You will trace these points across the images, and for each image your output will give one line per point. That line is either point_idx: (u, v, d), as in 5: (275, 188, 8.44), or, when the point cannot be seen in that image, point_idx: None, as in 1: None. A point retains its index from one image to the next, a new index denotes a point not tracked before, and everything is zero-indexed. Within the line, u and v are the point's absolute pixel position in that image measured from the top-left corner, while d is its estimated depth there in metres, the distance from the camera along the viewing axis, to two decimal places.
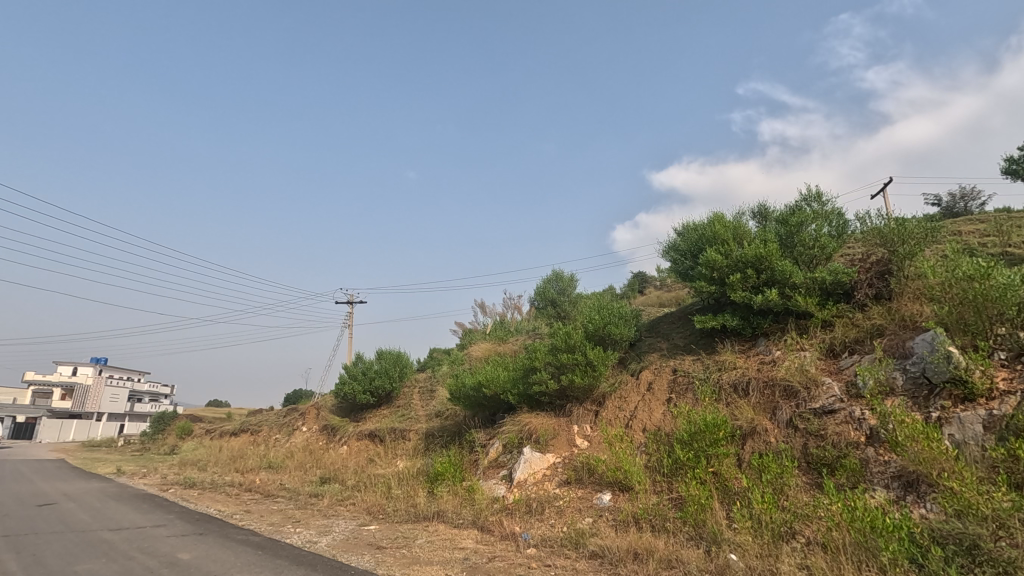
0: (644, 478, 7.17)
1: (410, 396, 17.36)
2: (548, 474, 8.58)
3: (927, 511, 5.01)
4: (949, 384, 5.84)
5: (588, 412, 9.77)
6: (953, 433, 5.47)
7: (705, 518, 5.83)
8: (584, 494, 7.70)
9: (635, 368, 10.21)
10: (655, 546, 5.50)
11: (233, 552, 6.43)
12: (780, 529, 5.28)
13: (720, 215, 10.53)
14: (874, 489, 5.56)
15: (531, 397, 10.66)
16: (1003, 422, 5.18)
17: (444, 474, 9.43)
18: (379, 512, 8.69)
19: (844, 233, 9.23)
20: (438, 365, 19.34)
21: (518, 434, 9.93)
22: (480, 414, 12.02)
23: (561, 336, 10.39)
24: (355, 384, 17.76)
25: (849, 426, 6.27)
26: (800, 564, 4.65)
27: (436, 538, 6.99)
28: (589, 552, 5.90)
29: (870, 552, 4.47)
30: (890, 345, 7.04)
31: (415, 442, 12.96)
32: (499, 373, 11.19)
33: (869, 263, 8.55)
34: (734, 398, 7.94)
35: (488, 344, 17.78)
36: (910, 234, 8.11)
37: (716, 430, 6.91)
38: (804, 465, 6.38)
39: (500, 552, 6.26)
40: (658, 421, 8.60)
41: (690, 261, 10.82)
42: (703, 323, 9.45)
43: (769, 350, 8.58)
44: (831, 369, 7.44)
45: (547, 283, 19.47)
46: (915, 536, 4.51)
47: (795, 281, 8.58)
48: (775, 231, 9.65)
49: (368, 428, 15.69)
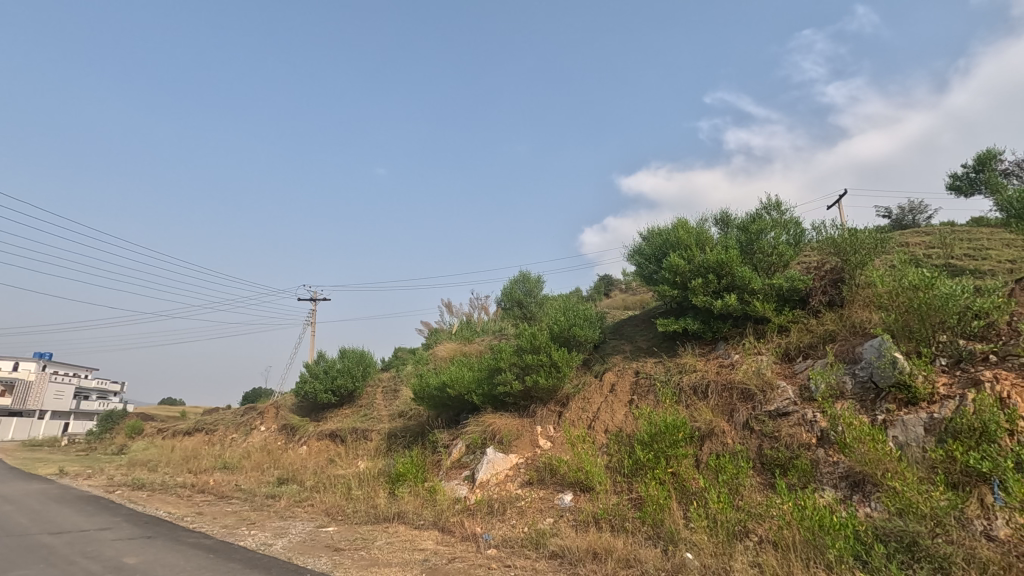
0: (604, 478, 7.26)
1: (374, 395, 17.12)
2: (510, 475, 8.59)
3: (871, 509, 5.24)
4: (895, 388, 6.11)
5: (551, 413, 9.85)
6: (897, 435, 5.74)
7: (663, 518, 5.94)
8: (545, 495, 7.74)
9: (599, 370, 10.35)
10: (614, 545, 5.58)
11: (183, 556, 6.20)
12: (734, 528, 5.42)
13: (684, 221, 10.78)
14: (824, 489, 5.77)
15: (496, 398, 10.64)
16: (942, 425, 5.44)
17: (406, 474, 9.26)
18: (339, 513, 8.54)
19: (800, 241, 9.58)
20: (402, 365, 19.11)
21: (481, 434, 9.90)
22: (443, 414, 11.95)
23: (527, 337, 10.39)
24: (316, 383, 17.40)
25: (802, 428, 6.49)
26: (752, 561, 4.79)
27: (396, 539, 6.91)
28: (549, 552, 5.93)
29: (818, 550, 4.62)
30: (841, 351, 7.34)
31: (378, 442, 12.77)
32: (464, 374, 11.14)
33: (823, 272, 8.89)
34: (693, 400, 8.14)
35: (454, 344, 17.73)
36: (862, 244, 8.46)
37: (676, 431, 7.05)
38: (758, 465, 6.57)
39: (460, 552, 6.24)
40: (620, 422, 8.73)
41: (654, 265, 11.03)
42: (665, 326, 9.64)
43: (728, 353, 8.82)
44: (786, 373, 7.69)
45: (514, 284, 19.42)
46: (860, 533, 4.70)
47: (754, 287, 8.83)
48: (736, 238, 9.93)
49: (329, 428, 15.39)
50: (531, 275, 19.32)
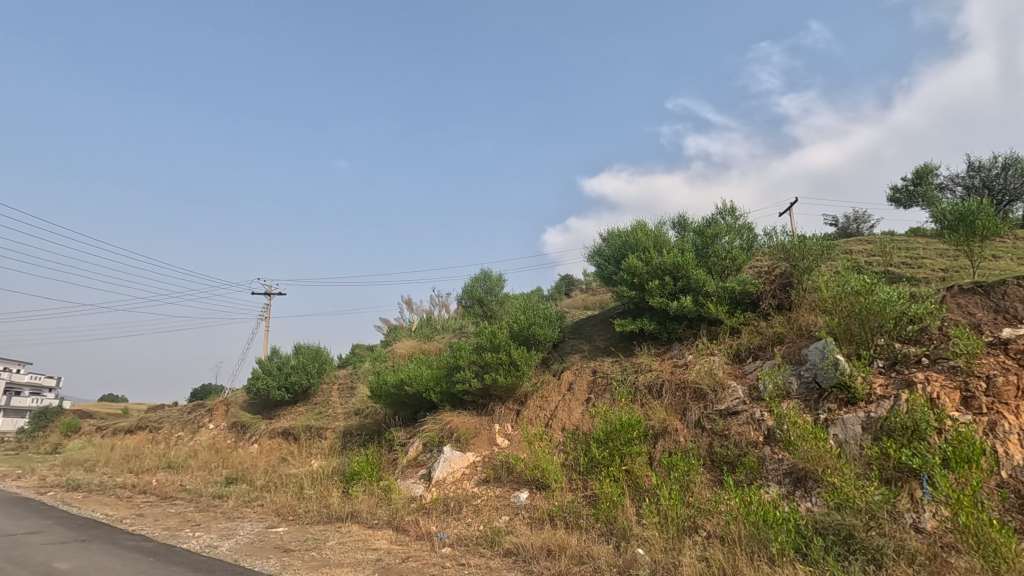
0: (560, 476, 7.33)
1: (329, 393, 16.77)
2: (467, 473, 8.56)
3: (812, 504, 5.48)
4: (836, 388, 6.40)
5: (509, 411, 9.87)
6: (837, 433, 6.00)
7: (616, 514, 6.04)
8: (501, 493, 7.76)
9: (557, 368, 10.44)
10: (567, 543, 5.63)
11: (120, 560, 5.91)
12: (684, 524, 5.57)
13: (643, 223, 11.02)
14: (769, 485, 6.00)
15: (454, 396, 10.58)
16: (878, 423, 5.74)
17: (361, 473, 9.08)
18: (290, 513, 8.32)
19: (752, 246, 9.92)
20: (360, 362, 18.76)
21: (439, 433, 9.82)
22: (401, 412, 11.80)
23: (487, 335, 10.37)
24: (269, 380, 16.90)
25: (750, 427, 6.73)
26: (700, 555, 4.93)
27: (349, 539, 6.79)
28: (504, 550, 5.95)
29: (761, 544, 4.80)
30: (788, 352, 7.64)
31: (332, 440, 12.50)
32: (422, 371, 11.03)
33: (773, 276, 9.22)
34: (648, 399, 8.31)
35: (413, 341, 17.55)
36: (810, 251, 8.87)
37: (630, 430, 7.19)
38: (708, 463, 6.76)
39: (414, 552, 6.19)
40: (577, 421, 8.84)
41: (613, 266, 11.21)
42: (623, 326, 9.80)
43: (682, 354, 9.05)
44: (736, 373, 7.95)
45: (475, 282, 19.33)
46: (800, 527, 4.89)
47: (708, 289, 9.10)
48: (692, 241, 10.20)
49: (282, 426, 14.96)
50: (492, 273, 19.27)
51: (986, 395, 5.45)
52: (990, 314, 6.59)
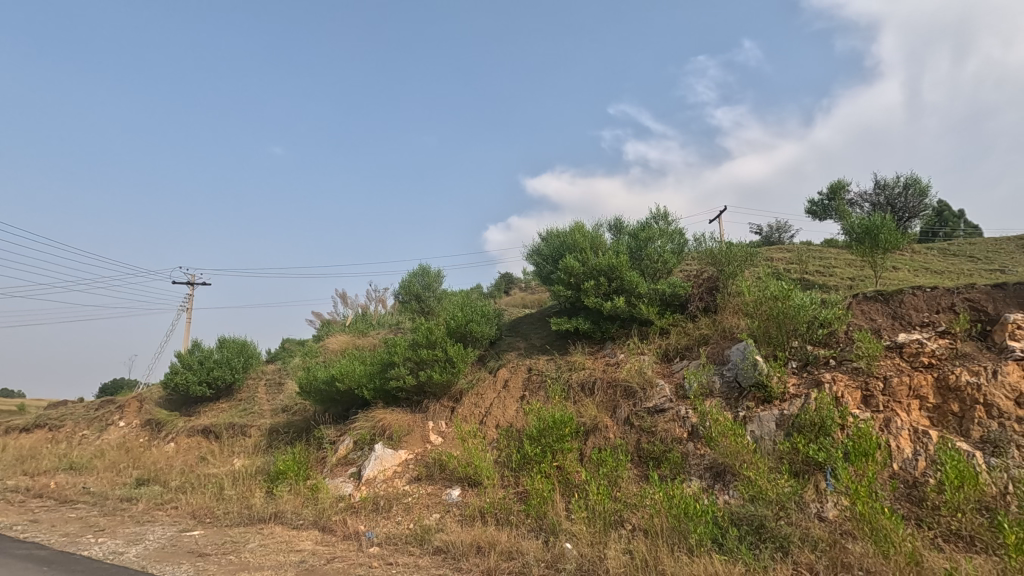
0: (492, 473, 7.35)
1: (255, 389, 16.04)
2: (399, 471, 8.42)
3: (729, 496, 5.79)
4: (755, 387, 6.78)
5: (444, 409, 9.80)
6: (754, 429, 6.36)
7: (546, 510, 6.13)
8: (433, 490, 7.68)
9: (493, 366, 10.47)
10: (497, 539, 5.66)
11: (6, 572, 5.37)
12: (611, 518, 5.73)
13: (581, 225, 11.24)
14: (691, 479, 6.27)
15: (388, 393, 10.37)
16: (790, 420, 6.13)
17: (287, 472, 8.71)
18: (207, 516, 7.87)
19: (682, 251, 10.36)
20: (289, 357, 18.01)
21: (371, 430, 9.60)
22: (331, 409, 11.43)
23: (423, 332, 10.21)
24: (189, 374, 15.82)
25: (675, 424, 7.01)
26: (625, 548, 5.08)
27: (271, 541, 6.50)
28: (433, 547, 5.89)
29: (681, 535, 5.01)
30: (712, 353, 8.04)
31: (257, 438, 11.93)
32: (355, 368, 10.74)
33: (701, 279, 9.66)
34: (581, 396, 8.49)
35: (346, 337, 17.07)
36: (735, 257, 9.40)
37: (563, 426, 7.32)
38: (636, 458, 6.99)
39: (340, 552, 6.01)
40: (511, 418, 8.90)
41: (551, 266, 11.38)
42: (559, 325, 9.98)
43: (614, 353, 9.30)
44: (664, 372, 8.27)
45: (413, 277, 18.95)
46: (717, 518, 5.16)
47: (640, 291, 9.41)
48: (627, 244, 10.52)
49: (201, 424, 14.11)
50: (431, 269, 19.01)
51: (883, 393, 5.94)
52: (888, 320, 7.21)
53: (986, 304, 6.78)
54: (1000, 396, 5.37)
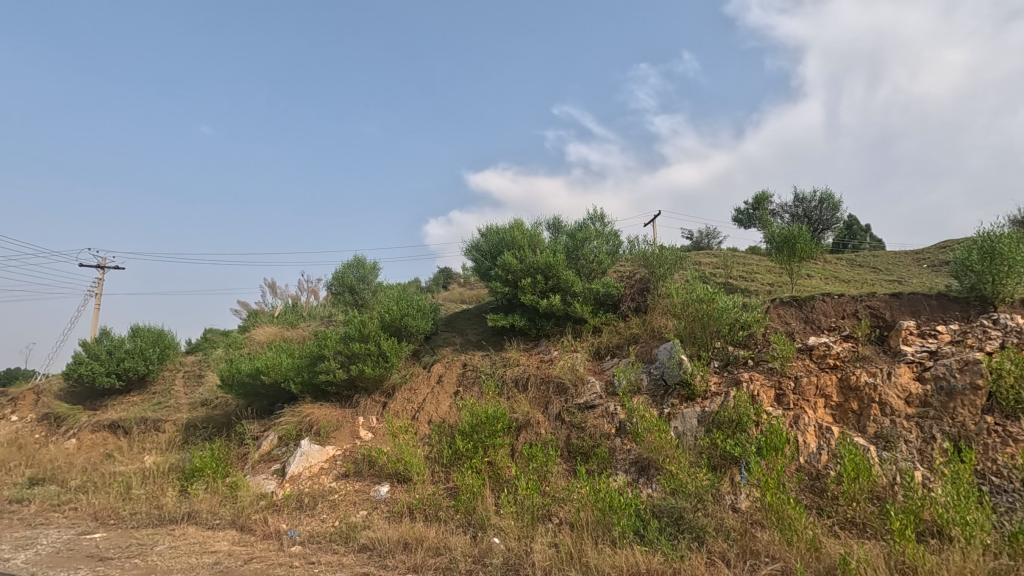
0: (423, 469, 7.27)
1: (171, 382, 15.08)
2: (325, 468, 8.17)
3: (652, 489, 6.02)
4: (679, 385, 7.09)
5: (375, 404, 9.61)
6: (677, 425, 6.64)
7: (475, 505, 6.13)
8: (361, 487, 7.51)
9: (427, 361, 10.37)
10: (425, 535, 5.60)
11: None
12: (539, 512, 5.81)
13: (520, 222, 11.34)
14: (617, 473, 6.47)
15: (316, 388, 10.01)
16: (711, 417, 6.45)
17: (204, 469, 8.21)
18: (111, 517, 7.32)
19: (616, 252, 10.66)
20: (211, 349, 17.05)
21: (297, 425, 9.25)
22: (255, 403, 10.93)
23: (356, 325, 9.94)
24: (95, 364, 14.56)
25: (605, 420, 7.22)
26: (550, 542, 5.17)
27: (182, 542, 6.13)
28: (359, 545, 5.76)
29: (606, 527, 5.16)
30: (641, 352, 8.33)
31: (171, 433, 11.19)
32: (282, 360, 10.32)
33: (634, 280, 9.97)
34: (514, 392, 8.57)
35: (274, 328, 16.35)
36: (666, 260, 9.78)
37: (495, 422, 7.36)
38: (565, 453, 7.13)
39: (259, 552, 5.76)
40: (444, 414, 8.85)
41: (489, 262, 11.40)
42: (495, 321, 10.03)
43: (548, 350, 9.44)
44: (595, 369, 8.49)
45: (347, 269, 18.41)
46: (640, 511, 5.35)
47: (575, 289, 9.61)
48: (564, 243, 10.71)
49: (108, 418, 13.08)
50: (366, 261, 18.56)
51: (794, 392, 6.37)
52: (801, 324, 7.73)
53: (885, 311, 7.41)
54: (892, 395, 5.89)
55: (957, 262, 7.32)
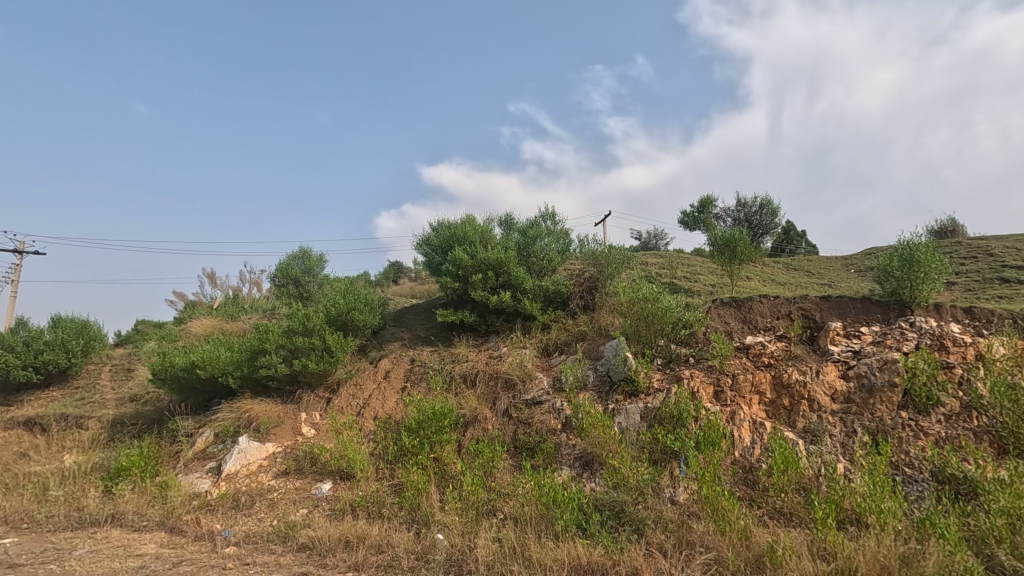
0: (367, 466, 7.13)
1: (97, 376, 14.18)
2: (264, 465, 7.89)
3: (595, 483, 6.15)
4: (624, 382, 7.26)
5: (319, 400, 9.35)
6: (621, 420, 6.80)
7: (420, 501, 6.07)
8: (301, 485, 7.29)
9: (374, 356, 10.19)
10: (367, 532, 5.50)
11: None
12: (483, 508, 5.83)
13: (472, 218, 11.31)
14: (562, 468, 6.57)
15: (257, 382, 9.64)
16: (653, 412, 6.64)
17: (130, 469, 7.71)
18: (24, 521, 6.81)
19: (566, 251, 10.80)
20: (142, 341, 16.12)
21: (235, 422, 8.88)
22: (190, 399, 10.42)
23: (299, 318, 9.63)
24: (9, 357, 13.36)
25: (551, 415, 7.31)
26: (494, 536, 5.19)
27: (104, 546, 5.78)
28: (298, 545, 5.60)
29: (549, 521, 5.23)
30: (588, 348, 8.48)
31: (96, 431, 10.51)
32: (219, 354, 9.88)
33: (583, 278, 10.13)
34: (462, 388, 8.54)
35: (212, 320, 15.63)
36: (614, 259, 9.99)
37: (442, 418, 7.30)
38: (511, 449, 7.16)
39: (190, 555, 5.50)
40: (390, 410, 8.72)
41: (440, 257, 11.33)
42: (444, 317, 9.95)
43: (497, 346, 9.46)
44: (543, 366, 8.58)
45: (292, 260, 17.76)
46: (583, 504, 5.45)
47: (525, 286, 9.66)
48: (515, 240, 10.76)
49: (24, 415, 12.14)
50: (313, 252, 18.01)
51: (731, 389, 6.65)
52: (739, 324, 8.07)
53: (815, 313, 7.84)
54: (819, 392, 6.25)
55: (880, 268, 7.82)
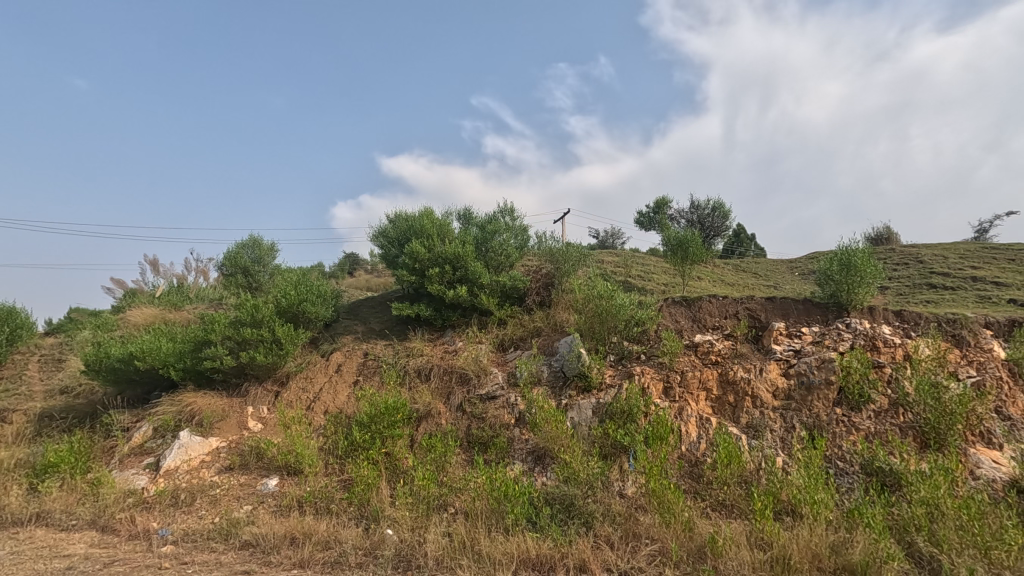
0: (316, 461, 6.97)
1: (23, 367, 13.27)
2: (207, 461, 7.60)
3: (546, 477, 6.22)
4: (577, 377, 7.36)
5: (267, 393, 9.07)
6: (574, 415, 6.89)
7: (370, 497, 5.98)
8: (246, 481, 7.07)
9: (326, 349, 9.96)
10: (314, 529, 5.38)
11: None
12: (434, 502, 5.79)
13: (430, 211, 11.20)
14: (514, 462, 6.61)
15: (201, 375, 9.26)
16: (605, 408, 6.76)
17: (59, 465, 7.24)
18: None
19: (524, 247, 10.84)
20: (75, 330, 15.19)
21: (176, 416, 8.50)
22: (127, 392, 9.91)
23: (248, 309, 9.29)
24: None
25: (505, 410, 7.34)
26: (444, 531, 5.17)
27: (27, 547, 5.42)
28: (241, 542, 5.42)
29: (499, 516, 5.25)
30: (543, 344, 8.56)
31: (20, 425, 9.84)
32: (160, 345, 9.41)
33: (540, 275, 10.19)
34: (416, 382, 8.46)
35: (153, 309, 14.90)
36: (571, 257, 10.10)
37: (395, 413, 7.21)
38: (464, 443, 7.15)
39: (122, 555, 5.24)
40: (341, 404, 8.56)
41: (397, 249, 11.17)
42: (399, 310, 9.82)
43: (453, 341, 9.42)
44: (498, 361, 8.60)
45: (241, 249, 17.10)
46: (533, 498, 5.50)
47: (482, 281, 9.64)
48: (473, 235, 10.71)
49: None
50: (264, 241, 17.42)
51: (679, 385, 6.85)
52: (689, 323, 8.31)
53: (760, 313, 8.15)
54: (762, 389, 6.51)
55: (821, 272, 8.20)
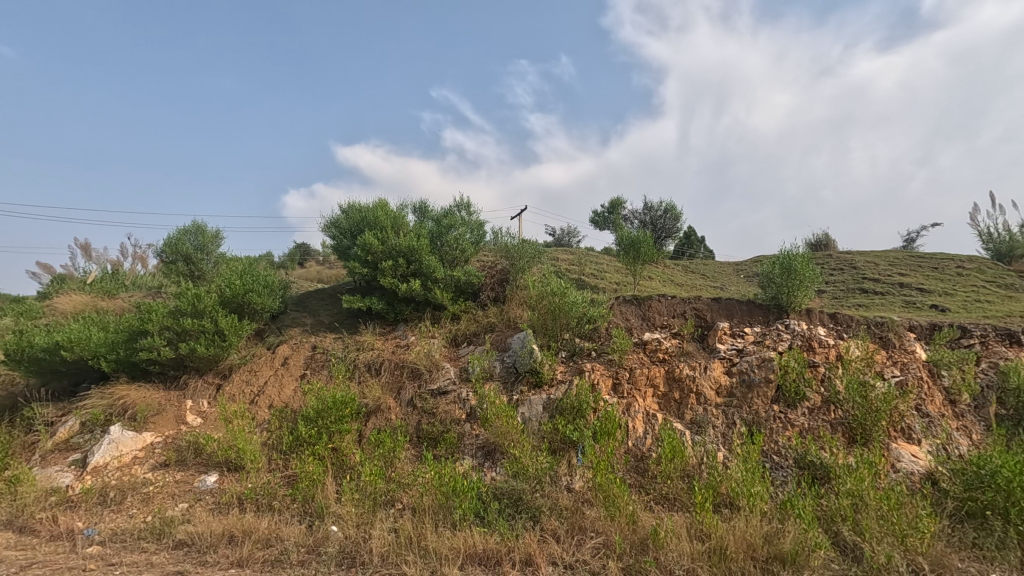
0: (259, 457, 6.73)
1: None
2: (140, 457, 7.23)
3: (495, 472, 6.24)
4: (529, 373, 7.41)
5: (207, 386, 8.70)
6: (525, 411, 6.93)
7: (314, 493, 5.83)
8: (182, 478, 6.76)
9: (272, 342, 9.64)
10: (255, 526, 5.20)
11: None
12: (381, 498, 5.71)
13: (384, 203, 10.99)
14: (464, 458, 6.60)
15: (135, 366, 8.78)
16: (555, 403, 6.84)
17: None
18: None
19: (480, 242, 10.81)
20: None
21: (106, 410, 8.02)
22: (51, 384, 9.27)
23: (188, 298, 8.86)
24: None
25: (456, 406, 7.31)
26: (390, 527, 5.11)
27: None
28: (175, 541, 5.17)
29: (447, 511, 5.22)
30: (496, 340, 8.57)
31: None
32: (90, 335, 8.85)
33: (494, 271, 10.18)
34: (366, 377, 8.31)
35: (84, 297, 14.00)
36: (526, 253, 10.14)
37: (343, 407, 7.04)
38: (413, 439, 7.08)
39: (42, 557, 4.91)
40: (286, 398, 8.31)
41: (349, 241, 10.91)
42: (350, 303, 9.61)
43: (405, 335, 9.30)
44: (451, 356, 8.56)
45: (182, 235, 16.29)
46: (482, 493, 5.51)
47: (437, 276, 9.55)
48: (428, 228, 10.59)
49: None
50: (208, 228, 16.66)
51: (628, 382, 7.00)
52: (639, 321, 8.50)
53: (706, 313, 8.42)
54: (706, 386, 6.74)
55: (763, 274, 8.54)
